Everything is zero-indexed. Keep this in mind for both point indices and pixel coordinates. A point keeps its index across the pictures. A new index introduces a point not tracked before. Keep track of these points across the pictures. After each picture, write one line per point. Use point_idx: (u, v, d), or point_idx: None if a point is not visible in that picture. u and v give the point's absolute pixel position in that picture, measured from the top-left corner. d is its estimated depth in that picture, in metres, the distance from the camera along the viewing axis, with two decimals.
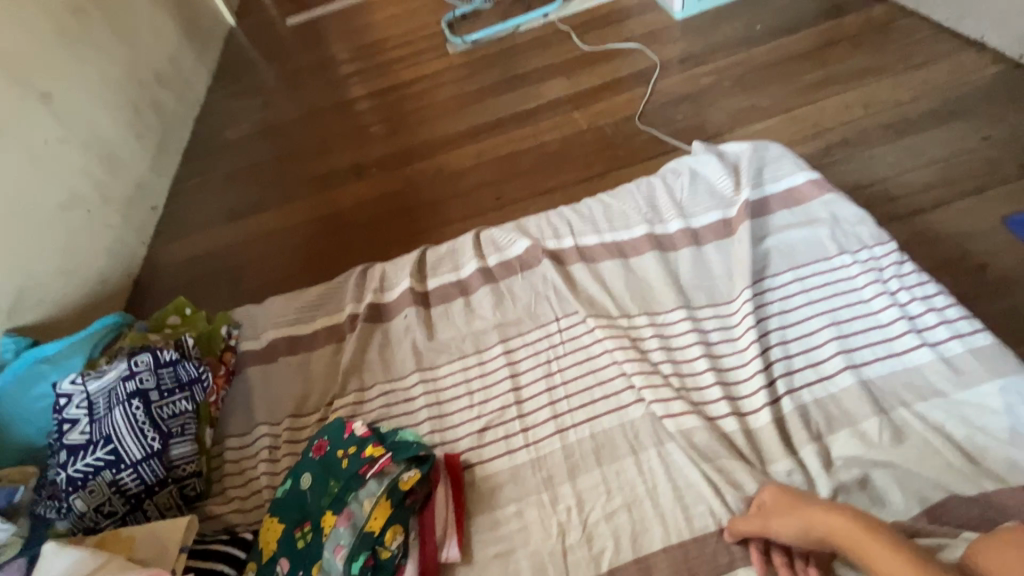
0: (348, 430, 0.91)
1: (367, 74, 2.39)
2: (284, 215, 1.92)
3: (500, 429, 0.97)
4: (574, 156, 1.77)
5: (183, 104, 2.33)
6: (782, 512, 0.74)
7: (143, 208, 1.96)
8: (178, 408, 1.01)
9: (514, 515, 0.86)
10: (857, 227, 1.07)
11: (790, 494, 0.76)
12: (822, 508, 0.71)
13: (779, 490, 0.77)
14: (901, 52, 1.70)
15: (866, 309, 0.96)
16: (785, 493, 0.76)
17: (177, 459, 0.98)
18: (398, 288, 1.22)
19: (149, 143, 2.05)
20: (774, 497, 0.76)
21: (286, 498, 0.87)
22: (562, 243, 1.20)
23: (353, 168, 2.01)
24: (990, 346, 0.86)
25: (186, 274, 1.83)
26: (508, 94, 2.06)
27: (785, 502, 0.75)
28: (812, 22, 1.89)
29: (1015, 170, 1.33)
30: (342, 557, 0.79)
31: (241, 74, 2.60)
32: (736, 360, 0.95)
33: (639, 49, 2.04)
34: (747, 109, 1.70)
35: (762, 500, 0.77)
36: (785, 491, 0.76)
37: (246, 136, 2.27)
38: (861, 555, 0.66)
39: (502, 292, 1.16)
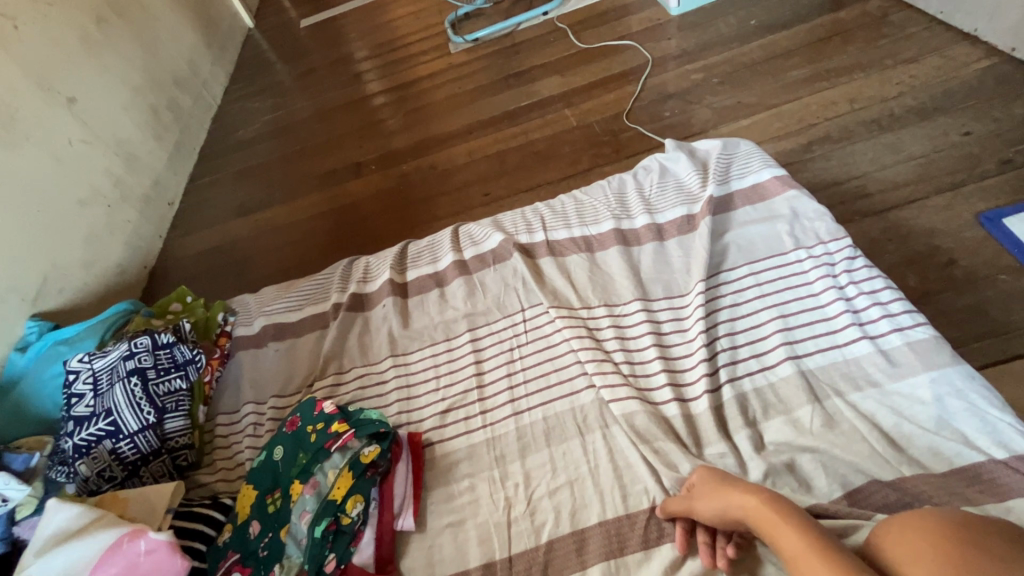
0: (318, 407, 0.99)
1: (372, 74, 2.48)
2: (288, 211, 2.03)
3: (461, 411, 1.04)
4: (561, 153, 1.82)
5: (200, 105, 2.46)
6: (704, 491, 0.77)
7: (160, 203, 2.10)
8: (172, 386, 1.11)
9: (467, 489, 0.94)
10: (815, 222, 1.10)
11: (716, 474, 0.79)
12: (738, 489, 0.74)
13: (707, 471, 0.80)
14: (893, 46, 1.68)
15: (815, 302, 0.99)
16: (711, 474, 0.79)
17: (171, 432, 1.08)
18: (380, 279, 1.30)
19: (166, 143, 2.19)
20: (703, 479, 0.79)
21: (262, 468, 0.97)
22: (533, 238, 1.25)
23: (353, 166, 2.10)
24: (928, 339, 0.89)
25: (198, 265, 1.95)
26: (503, 92, 2.11)
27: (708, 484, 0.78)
28: (806, 17, 1.88)
29: (994, 167, 1.32)
30: (307, 521, 0.88)
31: (256, 75, 2.72)
32: (684, 349, 1.00)
33: (634, 46, 2.06)
34: (733, 106, 1.72)
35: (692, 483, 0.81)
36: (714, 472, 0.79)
37: (257, 135, 2.39)
38: (766, 535, 0.68)
39: (474, 284, 1.22)
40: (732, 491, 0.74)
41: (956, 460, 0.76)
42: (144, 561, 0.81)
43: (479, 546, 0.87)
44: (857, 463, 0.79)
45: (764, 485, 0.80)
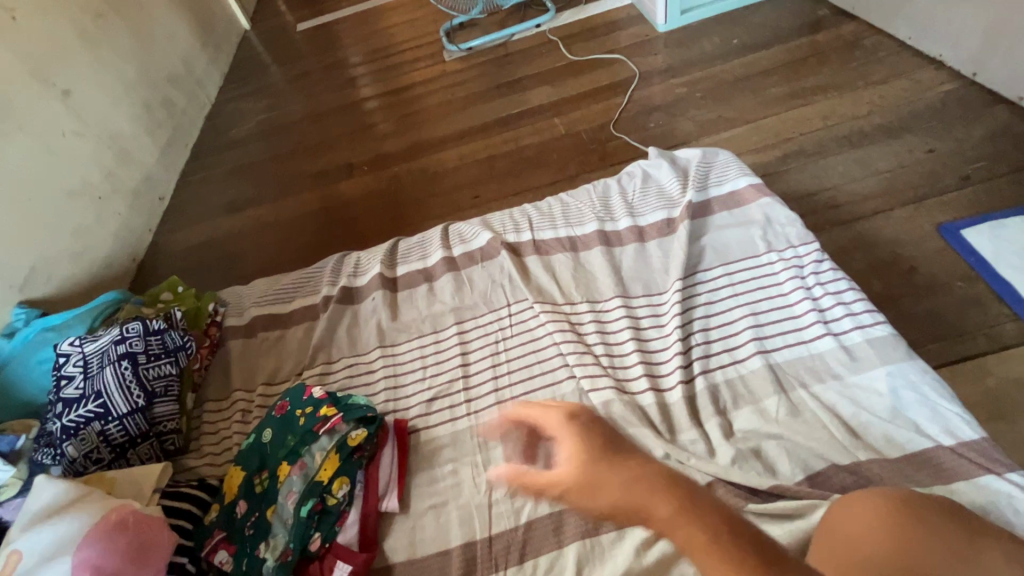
0: (307, 392, 1.01)
1: (366, 78, 2.53)
2: (279, 209, 2.06)
3: (446, 400, 1.07)
4: (550, 159, 1.88)
5: (193, 103, 2.49)
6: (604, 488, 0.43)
7: (151, 198, 2.11)
8: (162, 370, 1.13)
9: (450, 473, 0.97)
10: (786, 228, 1.16)
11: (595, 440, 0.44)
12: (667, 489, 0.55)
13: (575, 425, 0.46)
14: (864, 69, 1.78)
15: (784, 301, 1.05)
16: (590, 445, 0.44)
17: (160, 416, 1.10)
18: (370, 273, 1.34)
19: (158, 138, 2.21)
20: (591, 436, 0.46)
21: (249, 450, 0.99)
22: (520, 237, 1.30)
23: (345, 167, 2.14)
24: (887, 336, 0.95)
25: (187, 260, 1.97)
26: (495, 100, 2.18)
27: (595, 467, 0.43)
28: (785, 38, 1.98)
29: (954, 182, 1.41)
30: (293, 501, 0.90)
31: (251, 76, 2.75)
32: (661, 343, 1.05)
33: (621, 60, 2.14)
34: (715, 119, 1.80)
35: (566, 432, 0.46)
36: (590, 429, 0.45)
37: (250, 134, 2.42)
38: None
39: (462, 279, 1.26)
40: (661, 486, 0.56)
41: (908, 446, 0.82)
42: (134, 537, 0.83)
43: (460, 526, 0.90)
44: (818, 449, 0.85)
45: (731, 469, 0.85)
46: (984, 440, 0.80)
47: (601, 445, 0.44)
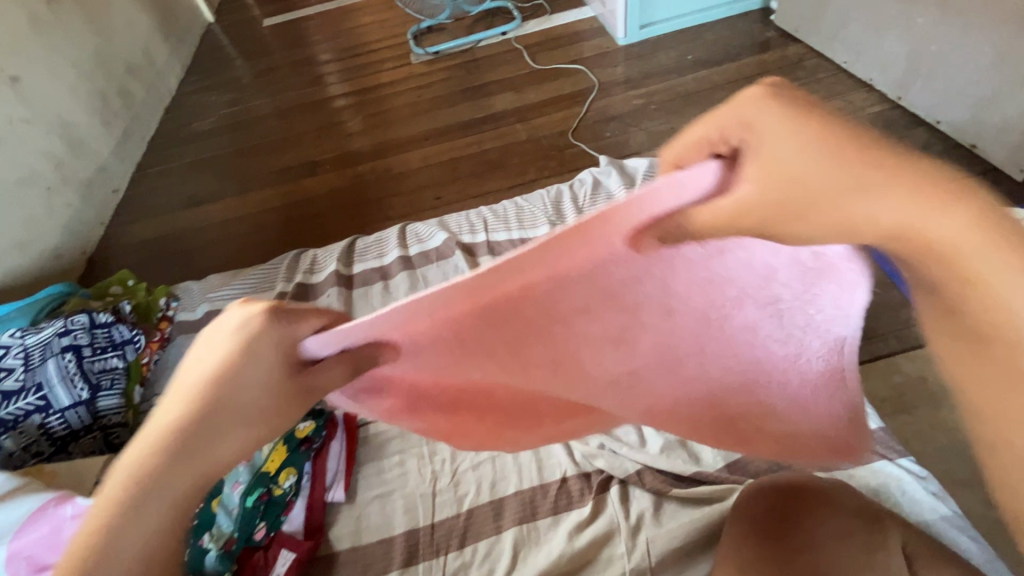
0: None
1: (333, 76, 2.53)
2: (239, 204, 2.04)
3: None
4: (510, 163, 1.93)
5: (152, 94, 2.44)
6: (800, 166, 0.37)
7: (104, 190, 2.07)
8: (109, 364, 1.13)
9: (397, 464, 1.00)
10: None
11: (800, 123, 0.38)
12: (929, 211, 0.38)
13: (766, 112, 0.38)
14: (802, 89, 1.90)
15: None
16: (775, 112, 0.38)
17: (104, 410, 1.10)
18: (326, 271, 1.36)
19: (114, 130, 2.16)
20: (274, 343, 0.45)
21: None
22: (475, 238, 1.36)
23: (308, 164, 2.14)
24: None
25: (140, 254, 1.93)
26: (460, 104, 2.22)
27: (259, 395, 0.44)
28: (734, 57, 2.09)
29: None
30: (240, 490, 0.90)
31: (215, 70, 2.72)
32: None
33: (582, 70, 2.22)
34: (666, 131, 1.89)
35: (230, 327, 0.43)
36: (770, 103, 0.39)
37: (212, 128, 2.39)
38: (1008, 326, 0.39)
39: (417, 277, 1.31)
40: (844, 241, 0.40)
41: None
42: (52, 527, 0.80)
43: (404, 514, 0.94)
44: None
45: (659, 457, 0.92)
46: (883, 430, 0.88)
47: (842, 141, 0.37)
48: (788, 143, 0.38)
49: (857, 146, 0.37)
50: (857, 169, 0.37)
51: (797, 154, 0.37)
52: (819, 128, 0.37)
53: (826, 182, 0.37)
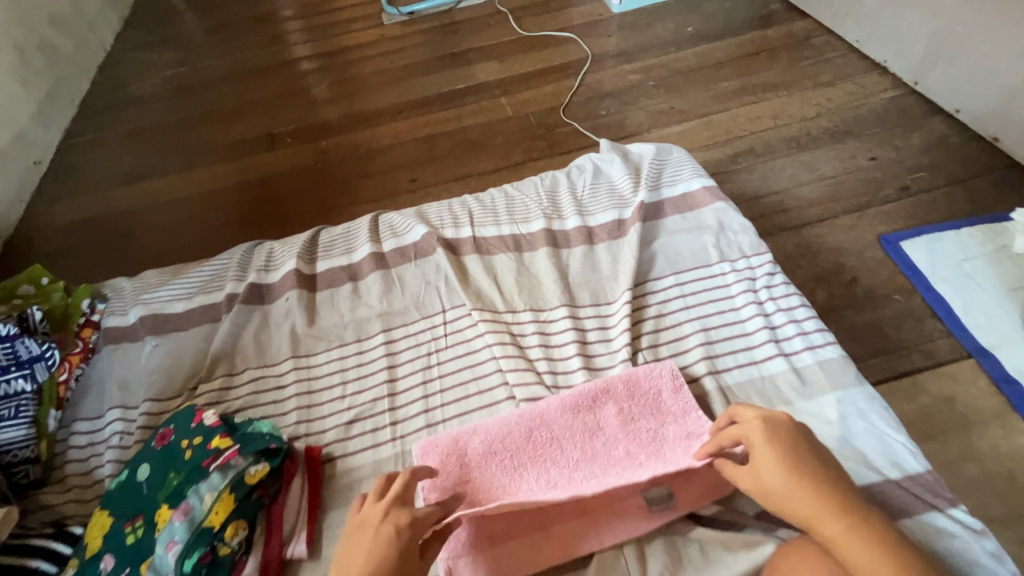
0: (196, 419, 0.86)
1: (296, 36, 2.25)
2: (185, 182, 1.80)
3: (368, 422, 0.95)
4: (493, 143, 1.74)
5: (82, 51, 2.12)
6: (770, 465, 0.69)
7: (23, 161, 1.78)
8: (13, 387, 0.95)
9: None
10: (739, 236, 1.11)
11: (787, 439, 0.71)
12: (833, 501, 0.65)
13: (770, 427, 0.72)
14: (812, 69, 1.76)
15: (735, 317, 1.00)
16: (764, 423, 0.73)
17: (6, 444, 0.91)
18: (284, 269, 1.16)
19: (35, 91, 1.85)
20: (388, 527, 0.71)
21: (121, 490, 0.82)
22: (459, 233, 1.18)
23: (265, 137, 1.90)
24: (836, 359, 0.92)
25: (69, 238, 1.68)
26: (437, 73, 1.99)
27: (369, 569, 0.67)
28: (738, 31, 1.93)
29: (894, 192, 1.41)
30: (174, 553, 0.75)
31: (157, 25, 2.39)
32: (607, 360, 0.99)
33: (573, 39, 2.02)
34: (667, 110, 1.72)
35: (375, 516, 0.72)
36: (783, 424, 0.72)
37: (154, 92, 2.10)
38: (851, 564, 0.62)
39: (392, 279, 1.13)
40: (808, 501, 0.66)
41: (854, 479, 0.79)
42: None
43: None
44: None
45: (689, 542, 0.79)
46: (929, 474, 0.78)
47: (779, 441, 0.71)
48: (762, 448, 0.71)
49: (785, 443, 0.70)
50: (802, 482, 0.67)
51: (776, 463, 0.69)
52: (773, 439, 0.71)
53: (800, 502, 0.66)
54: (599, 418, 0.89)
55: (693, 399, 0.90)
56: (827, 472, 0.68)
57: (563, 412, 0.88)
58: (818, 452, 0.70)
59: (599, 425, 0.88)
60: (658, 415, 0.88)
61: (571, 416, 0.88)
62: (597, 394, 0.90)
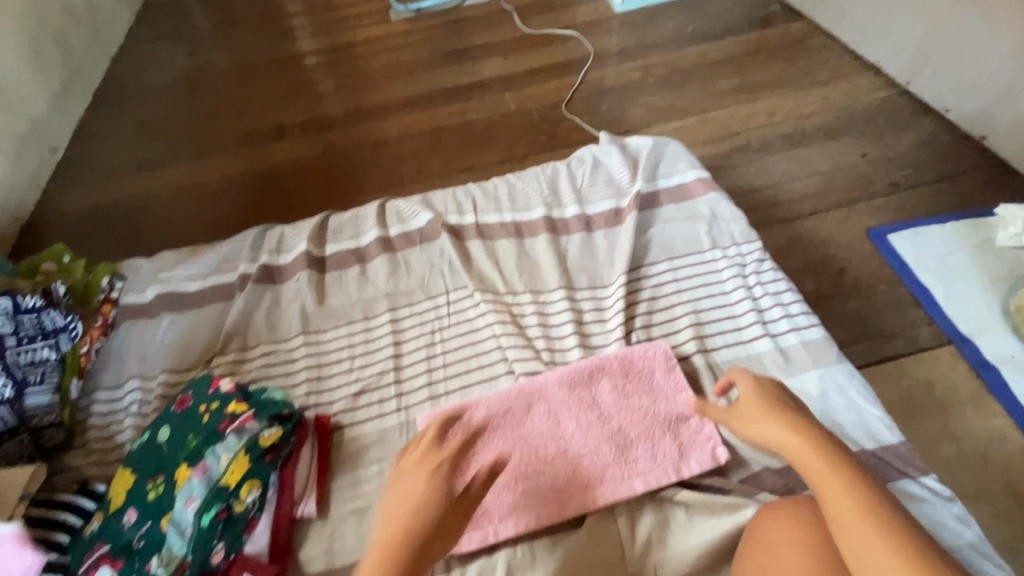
0: (213, 386, 0.91)
1: (304, 31, 2.30)
2: (196, 170, 1.85)
3: (375, 394, 1.00)
4: (496, 136, 1.79)
5: (96, 43, 2.17)
6: (756, 399, 0.78)
7: (39, 149, 1.83)
8: (38, 356, 0.99)
9: (376, 475, 0.91)
10: (731, 225, 1.16)
11: (772, 389, 0.80)
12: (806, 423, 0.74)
13: (758, 379, 0.81)
14: (808, 69, 1.81)
15: (725, 300, 1.05)
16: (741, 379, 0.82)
17: (32, 409, 0.96)
18: (295, 251, 1.21)
19: (52, 80, 1.90)
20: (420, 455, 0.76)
21: (143, 450, 0.88)
22: (463, 219, 1.23)
23: (275, 128, 1.95)
24: (819, 340, 0.97)
25: (84, 223, 1.74)
26: (443, 68, 2.04)
27: (404, 486, 0.72)
28: (736, 31, 1.98)
29: (884, 188, 1.45)
30: (193, 508, 0.80)
31: (170, 18, 2.45)
32: (603, 339, 1.04)
33: (576, 38, 2.07)
34: (666, 107, 1.77)
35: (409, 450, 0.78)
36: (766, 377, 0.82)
37: (166, 84, 2.16)
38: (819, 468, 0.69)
39: (398, 262, 1.18)
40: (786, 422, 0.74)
41: None
42: None
43: None
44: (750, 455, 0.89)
45: (672, 505, 0.85)
46: (902, 445, 0.84)
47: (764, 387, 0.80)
48: (745, 400, 0.79)
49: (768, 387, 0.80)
50: (782, 412, 0.76)
51: (761, 397, 0.78)
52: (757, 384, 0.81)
53: (777, 432, 0.74)
54: (594, 396, 0.93)
55: (684, 378, 0.94)
56: (805, 416, 0.75)
57: (561, 390, 0.93)
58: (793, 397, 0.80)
59: (594, 401, 0.92)
60: (650, 394, 0.93)
61: (568, 393, 0.93)
62: (592, 372, 0.94)
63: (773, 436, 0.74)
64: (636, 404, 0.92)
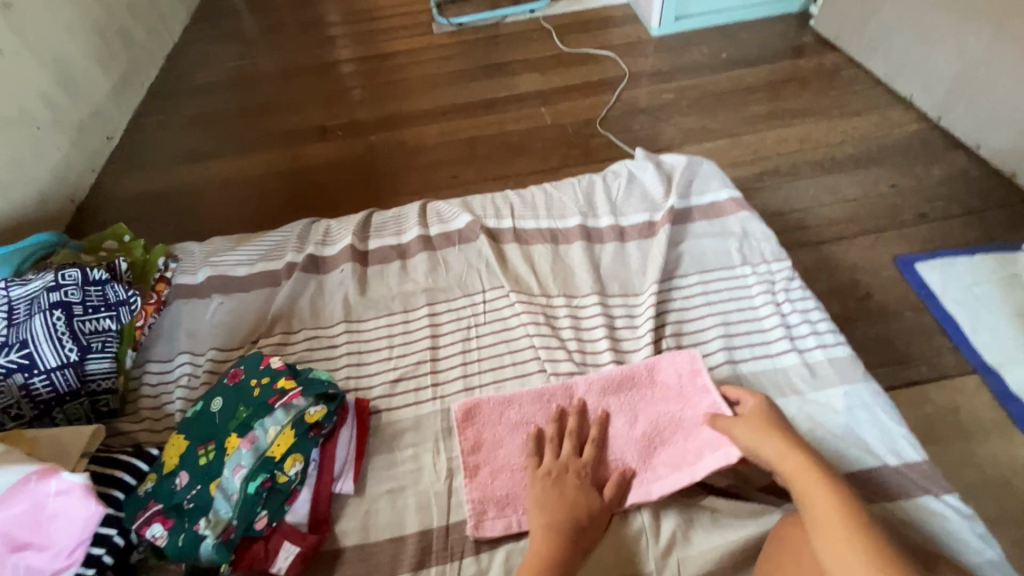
0: (263, 362, 0.96)
1: (348, 39, 2.40)
2: (242, 163, 1.94)
3: (412, 382, 1.05)
4: (532, 148, 1.85)
5: (154, 40, 2.29)
6: (751, 421, 0.87)
7: (98, 135, 1.93)
8: (100, 325, 1.05)
9: (411, 458, 0.95)
10: (761, 243, 1.20)
11: (769, 413, 0.88)
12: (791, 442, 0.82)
13: (760, 406, 0.90)
14: (839, 99, 1.84)
15: (754, 314, 1.09)
16: (772, 417, 0.87)
17: (92, 374, 1.02)
18: (339, 244, 1.27)
19: (112, 72, 2.02)
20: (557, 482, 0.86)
21: (196, 418, 0.93)
22: (501, 224, 1.28)
23: (318, 128, 2.03)
24: (846, 357, 1.00)
25: (134, 208, 1.82)
26: (482, 80, 2.12)
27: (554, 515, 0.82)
28: (771, 60, 2.03)
29: (912, 218, 1.48)
30: (241, 476, 0.85)
31: (223, 21, 2.57)
32: (633, 344, 1.08)
33: (613, 58, 2.13)
34: (698, 129, 1.82)
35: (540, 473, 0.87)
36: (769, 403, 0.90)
37: (217, 81, 2.26)
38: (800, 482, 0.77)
39: (437, 260, 1.23)
40: (774, 438, 0.83)
41: (857, 463, 0.87)
42: None
43: (416, 513, 0.89)
44: None
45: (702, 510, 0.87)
46: (925, 463, 0.86)
47: (761, 411, 0.88)
48: (767, 435, 0.83)
49: (768, 412, 0.88)
50: (773, 432, 0.84)
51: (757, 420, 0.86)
52: (756, 408, 0.89)
53: (769, 448, 0.82)
54: (626, 402, 0.96)
55: (711, 382, 0.96)
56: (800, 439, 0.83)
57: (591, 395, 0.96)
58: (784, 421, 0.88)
59: (623, 407, 0.95)
60: (676, 400, 0.96)
61: (598, 400, 0.96)
62: (624, 376, 0.98)
63: (767, 452, 0.82)
64: (668, 410, 0.95)
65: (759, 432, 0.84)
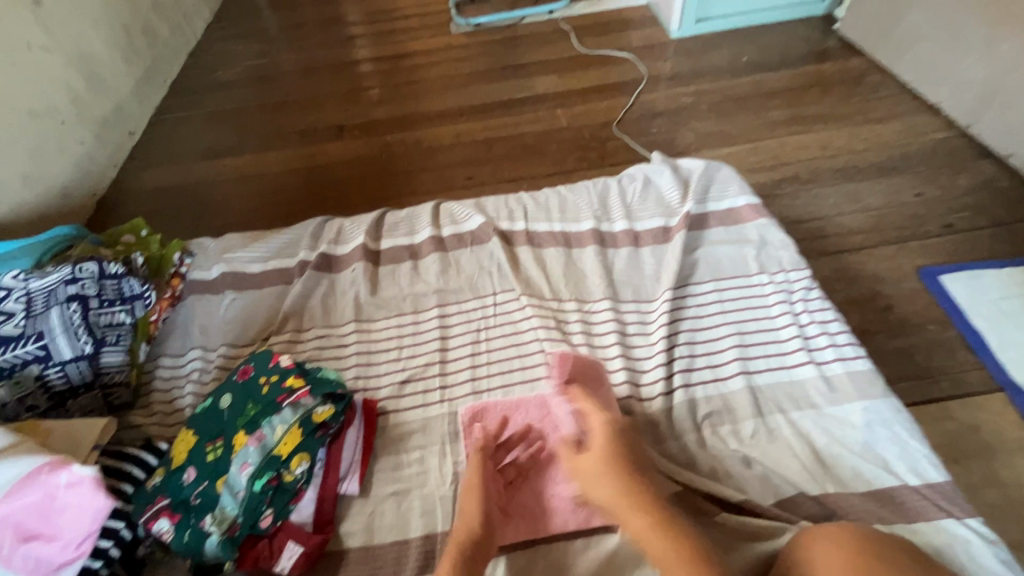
0: (273, 360, 0.96)
1: (367, 38, 2.41)
2: (259, 160, 1.95)
3: (421, 384, 1.04)
4: (547, 150, 1.84)
5: (177, 37, 2.32)
6: (592, 459, 0.82)
7: (119, 130, 1.96)
8: (115, 319, 1.06)
9: (417, 460, 0.95)
10: (779, 251, 1.17)
11: (613, 441, 0.83)
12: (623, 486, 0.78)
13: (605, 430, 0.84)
14: (864, 105, 1.80)
15: (771, 324, 1.06)
16: (612, 447, 0.82)
17: (107, 366, 1.02)
18: (352, 243, 1.27)
19: (135, 68, 2.05)
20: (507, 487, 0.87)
21: (205, 415, 0.94)
22: (514, 226, 1.27)
23: (334, 127, 2.04)
24: (865, 371, 0.97)
25: (152, 202, 1.85)
26: (498, 81, 2.11)
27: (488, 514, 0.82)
28: (793, 64, 1.99)
29: (938, 229, 1.44)
30: (247, 473, 0.85)
31: (244, 19, 2.60)
32: (645, 351, 1.06)
33: (631, 60, 2.11)
34: (716, 133, 1.79)
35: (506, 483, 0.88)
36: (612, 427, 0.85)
37: (237, 78, 2.29)
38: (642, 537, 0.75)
39: (449, 261, 1.23)
40: (605, 482, 0.79)
41: (875, 482, 0.85)
42: None
43: (421, 517, 0.88)
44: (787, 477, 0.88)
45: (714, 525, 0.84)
46: (948, 484, 0.84)
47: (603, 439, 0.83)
48: (601, 480, 0.80)
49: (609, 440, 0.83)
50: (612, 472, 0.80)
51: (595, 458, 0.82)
52: (597, 437, 0.84)
53: (606, 493, 0.79)
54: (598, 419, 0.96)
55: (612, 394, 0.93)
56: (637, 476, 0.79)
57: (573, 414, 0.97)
58: (630, 448, 0.83)
59: None
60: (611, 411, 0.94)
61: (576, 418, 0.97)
62: (562, 385, 0.96)
63: (605, 498, 0.79)
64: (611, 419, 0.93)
65: (594, 477, 0.80)
